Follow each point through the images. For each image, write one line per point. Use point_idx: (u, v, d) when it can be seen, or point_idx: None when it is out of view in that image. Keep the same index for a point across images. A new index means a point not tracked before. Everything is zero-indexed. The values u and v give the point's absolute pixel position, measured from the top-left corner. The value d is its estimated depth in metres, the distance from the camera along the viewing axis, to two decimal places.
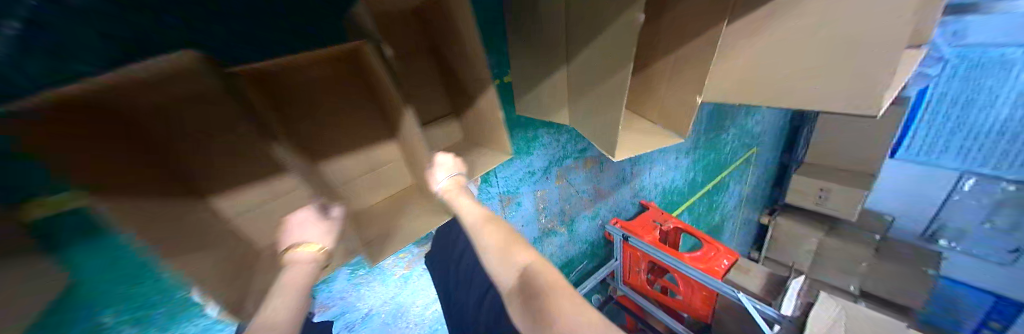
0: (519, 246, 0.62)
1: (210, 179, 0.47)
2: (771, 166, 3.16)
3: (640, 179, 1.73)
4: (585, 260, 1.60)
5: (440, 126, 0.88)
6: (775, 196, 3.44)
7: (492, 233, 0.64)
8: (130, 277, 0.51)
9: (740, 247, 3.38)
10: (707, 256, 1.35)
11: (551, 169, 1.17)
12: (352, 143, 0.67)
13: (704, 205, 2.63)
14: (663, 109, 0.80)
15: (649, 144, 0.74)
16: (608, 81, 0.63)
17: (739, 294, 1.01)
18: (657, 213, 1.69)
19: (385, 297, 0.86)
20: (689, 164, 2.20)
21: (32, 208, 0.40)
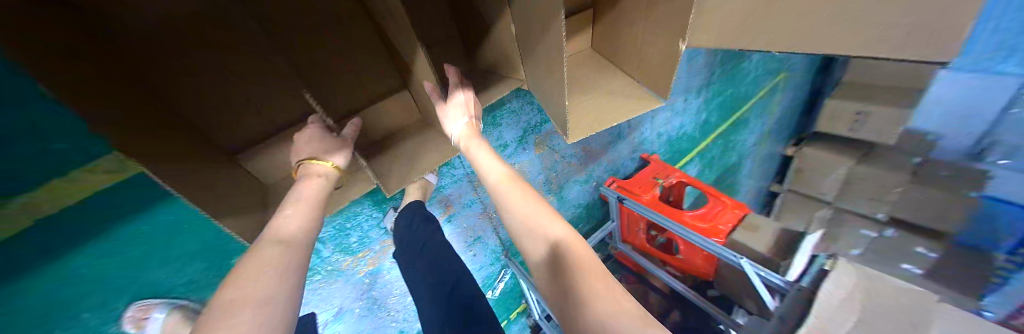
0: (544, 215, 0.54)
1: (227, 131, 0.50)
2: (801, 93, 2.80)
3: (641, 131, 1.54)
4: (580, 223, 1.53)
5: (447, 50, 0.64)
6: (802, 126, 3.12)
7: (516, 194, 0.57)
8: (48, 324, 0.50)
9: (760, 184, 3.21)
10: (711, 213, 1.24)
11: (527, 138, 1.01)
12: (366, 86, 0.60)
13: (718, 147, 2.42)
14: (633, 59, 0.58)
15: (618, 110, 0.55)
16: (541, 42, 0.44)
17: (742, 260, 0.96)
18: (660, 168, 1.52)
19: (354, 293, 0.85)
20: (701, 104, 1.93)
21: None
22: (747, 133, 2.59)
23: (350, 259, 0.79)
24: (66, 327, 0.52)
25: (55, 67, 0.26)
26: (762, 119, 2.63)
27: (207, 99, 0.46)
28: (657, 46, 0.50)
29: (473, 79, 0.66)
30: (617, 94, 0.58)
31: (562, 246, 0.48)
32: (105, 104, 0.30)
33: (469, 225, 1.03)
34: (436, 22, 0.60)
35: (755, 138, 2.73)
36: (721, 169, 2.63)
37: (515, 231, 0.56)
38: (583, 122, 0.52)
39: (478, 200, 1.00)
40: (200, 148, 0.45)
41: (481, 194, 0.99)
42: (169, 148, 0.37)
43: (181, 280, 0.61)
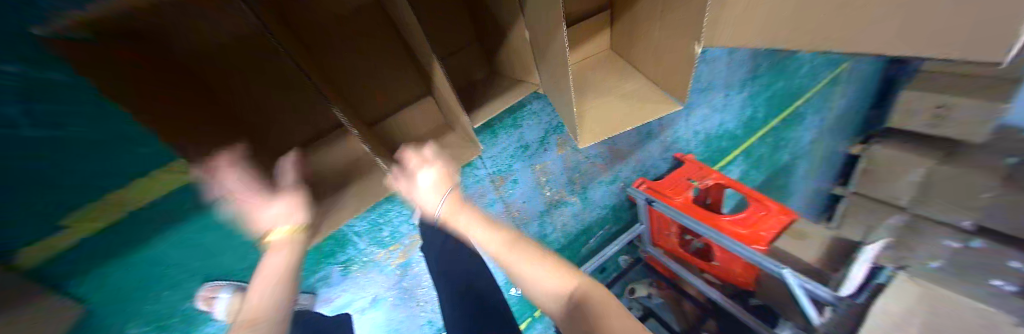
0: (553, 268, 0.52)
1: (279, 137, 0.58)
2: (869, 84, 2.47)
3: (674, 130, 1.47)
4: (606, 225, 1.50)
5: (466, 55, 0.67)
6: (871, 121, 2.74)
7: (519, 254, 0.55)
8: (139, 299, 0.61)
9: (818, 187, 2.87)
10: (751, 218, 1.15)
11: (549, 139, 1.02)
12: (394, 94, 0.65)
13: (766, 146, 2.21)
14: (649, 53, 0.57)
15: (635, 111, 0.54)
16: (551, 47, 0.45)
17: (786, 270, 0.87)
18: (695, 169, 1.44)
19: (387, 283, 0.92)
20: (745, 98, 1.79)
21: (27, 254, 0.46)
22: (801, 130, 2.34)
23: (383, 252, 0.86)
24: (151, 303, 0.63)
25: (128, 87, 0.32)
26: (820, 114, 2.35)
27: (262, 109, 0.54)
28: (672, 44, 0.49)
29: (490, 82, 0.69)
30: (633, 95, 0.57)
31: (576, 294, 0.46)
32: (170, 116, 0.37)
33: (493, 222, 1.07)
34: (456, 30, 0.63)
35: (811, 135, 2.45)
36: (770, 169, 2.40)
37: (528, 285, 0.53)
38: (598, 126, 0.53)
39: (500, 199, 1.03)
40: (251, 147, 0.52)
41: (503, 193, 1.02)
42: (222, 149, 0.44)
43: (244, 265, 0.70)
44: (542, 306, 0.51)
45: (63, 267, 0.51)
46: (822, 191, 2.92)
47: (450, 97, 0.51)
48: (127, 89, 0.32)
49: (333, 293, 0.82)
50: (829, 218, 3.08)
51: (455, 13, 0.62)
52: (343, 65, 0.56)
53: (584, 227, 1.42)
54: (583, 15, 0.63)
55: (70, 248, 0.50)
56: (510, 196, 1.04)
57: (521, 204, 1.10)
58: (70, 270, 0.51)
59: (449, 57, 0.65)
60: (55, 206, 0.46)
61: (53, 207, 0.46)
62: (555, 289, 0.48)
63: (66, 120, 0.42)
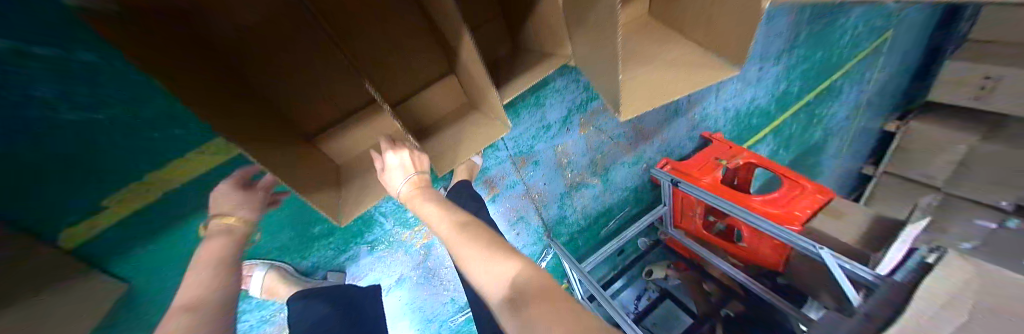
0: (502, 258, 0.49)
1: (309, 122, 0.58)
2: (919, 52, 2.25)
3: (702, 107, 1.39)
4: (627, 207, 1.47)
5: (489, 30, 0.63)
6: (916, 95, 2.53)
7: (471, 245, 0.52)
8: (179, 276, 0.63)
9: (850, 166, 2.71)
10: (786, 199, 1.09)
11: (572, 118, 0.98)
12: (417, 76, 0.63)
13: (798, 123, 2.08)
14: (697, 15, 0.52)
15: (679, 79, 0.50)
16: (596, 11, 0.41)
17: (824, 250, 0.85)
18: (723, 148, 1.37)
19: (411, 263, 0.94)
20: (781, 72, 1.66)
21: (73, 234, 0.47)
22: (838, 106, 2.18)
23: (407, 232, 0.87)
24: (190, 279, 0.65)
25: (166, 67, 0.31)
26: (860, 87, 2.18)
27: (291, 96, 0.53)
28: (726, 3, 0.44)
29: (515, 58, 0.65)
30: (674, 64, 0.53)
31: (519, 286, 0.44)
32: (210, 97, 0.36)
33: (514, 204, 1.06)
34: (482, 0, 0.59)
35: (848, 110, 2.29)
36: (800, 148, 2.27)
37: (474, 276, 0.50)
38: (637, 96, 0.49)
39: (521, 181, 1.01)
40: (282, 130, 0.52)
41: (525, 174, 1.00)
42: (258, 131, 0.44)
43: (274, 244, 0.68)
44: (487, 299, 0.48)
45: (110, 237, 0.51)
46: (854, 170, 2.77)
47: (480, 72, 0.48)
48: (167, 70, 0.31)
49: (361, 272, 0.84)
50: (859, 199, 2.93)
51: None
52: (368, 48, 0.54)
53: (604, 209, 1.40)
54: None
55: (112, 230, 0.51)
56: (531, 178, 1.02)
57: (542, 186, 1.08)
58: (109, 249, 0.52)
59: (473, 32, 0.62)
60: (92, 191, 0.46)
61: (94, 190, 0.47)
62: (501, 279, 0.46)
63: (106, 104, 0.42)
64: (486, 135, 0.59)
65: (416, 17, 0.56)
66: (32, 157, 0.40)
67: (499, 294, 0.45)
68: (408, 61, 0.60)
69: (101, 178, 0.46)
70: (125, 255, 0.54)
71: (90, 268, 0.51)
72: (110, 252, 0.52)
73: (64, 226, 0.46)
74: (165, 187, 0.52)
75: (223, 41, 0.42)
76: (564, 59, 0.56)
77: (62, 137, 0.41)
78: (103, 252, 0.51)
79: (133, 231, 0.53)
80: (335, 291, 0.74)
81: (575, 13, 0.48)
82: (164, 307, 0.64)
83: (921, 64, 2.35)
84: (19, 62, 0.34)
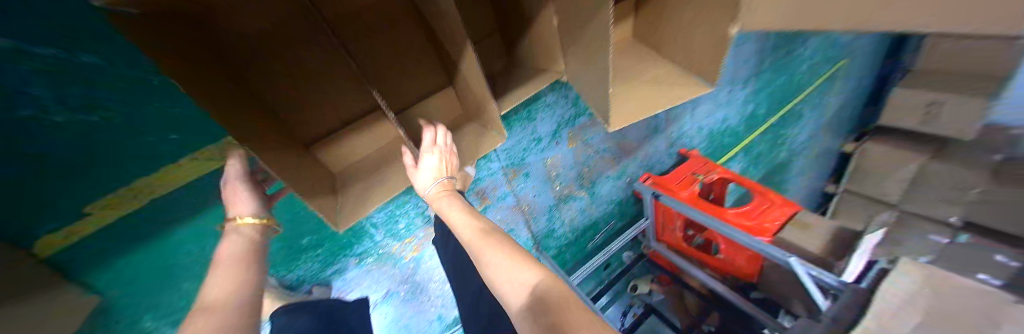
0: (525, 263, 0.52)
1: (310, 129, 0.58)
2: (865, 82, 2.53)
3: (680, 125, 1.49)
4: (613, 220, 1.52)
5: (486, 46, 0.67)
6: (865, 119, 2.81)
7: (495, 248, 0.55)
8: (160, 289, 0.59)
9: (814, 183, 2.92)
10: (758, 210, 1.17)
11: (561, 132, 1.03)
12: (416, 88, 0.65)
13: (765, 142, 2.24)
14: (675, 36, 0.58)
15: (661, 95, 0.55)
16: (588, 31, 0.46)
17: (791, 258, 0.92)
18: (700, 163, 1.46)
19: (399, 277, 0.91)
20: (749, 95, 1.81)
21: (48, 241, 0.45)
22: (799, 128, 2.38)
23: (398, 244, 0.86)
24: (170, 293, 0.61)
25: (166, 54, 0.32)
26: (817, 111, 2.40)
27: (294, 103, 0.54)
28: (702, 30, 0.50)
29: (511, 73, 0.69)
30: (656, 82, 0.58)
31: (543, 291, 0.46)
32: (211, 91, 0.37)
33: (505, 216, 1.08)
34: (479, 19, 0.63)
35: (808, 132, 2.50)
36: (769, 165, 2.44)
37: (495, 276, 0.53)
38: (625, 111, 0.54)
39: (512, 192, 1.03)
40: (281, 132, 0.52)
41: (515, 186, 1.02)
42: (258, 132, 0.44)
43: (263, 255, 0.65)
44: (506, 302, 0.50)
45: (92, 243, 0.48)
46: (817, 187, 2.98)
47: (480, 83, 0.51)
48: (170, 63, 0.32)
49: (348, 286, 0.82)
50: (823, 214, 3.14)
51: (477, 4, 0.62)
52: (370, 59, 0.56)
53: (591, 222, 1.43)
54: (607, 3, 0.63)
55: (93, 237, 0.48)
56: (522, 190, 1.04)
57: (532, 198, 1.11)
58: (86, 259, 0.49)
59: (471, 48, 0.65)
60: (75, 195, 0.44)
61: (78, 194, 0.44)
62: (525, 282, 0.48)
63: (101, 105, 0.41)
64: (484, 145, 0.61)
65: (418, 32, 0.59)
66: (20, 157, 0.38)
67: (523, 298, 0.47)
68: (408, 73, 0.62)
69: (88, 182, 0.44)
70: (106, 263, 0.51)
71: (64, 280, 0.47)
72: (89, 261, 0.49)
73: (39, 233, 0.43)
74: (155, 192, 0.51)
75: (230, 46, 0.44)
76: (557, 75, 0.60)
77: (51, 139, 0.40)
78: (81, 261, 0.48)
79: (119, 237, 0.50)
80: (322, 304, 0.72)
81: (567, 34, 0.52)
82: (137, 325, 0.59)
83: (867, 91, 2.63)
84: (17, 61, 0.33)
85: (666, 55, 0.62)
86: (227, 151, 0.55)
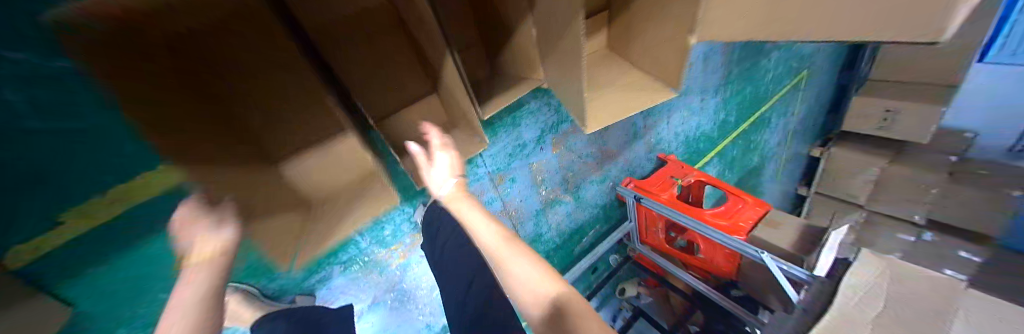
0: (545, 275, 0.55)
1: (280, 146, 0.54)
2: (826, 91, 2.73)
3: (657, 131, 1.56)
4: (598, 224, 1.56)
5: (469, 57, 0.71)
6: (829, 125, 3.02)
7: (519, 255, 0.58)
8: (134, 301, 0.57)
9: (786, 186, 3.08)
10: (732, 210, 1.23)
11: (545, 138, 1.06)
12: (400, 99, 0.68)
13: (739, 147, 2.37)
14: (643, 45, 0.62)
15: (633, 100, 0.59)
16: (563, 41, 0.49)
17: (764, 254, 0.97)
18: (677, 167, 1.54)
19: (385, 285, 0.91)
20: (720, 103, 1.93)
21: (19, 254, 0.43)
22: (769, 134, 2.53)
23: (384, 251, 0.85)
24: (145, 306, 0.59)
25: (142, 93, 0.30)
26: (785, 118, 2.57)
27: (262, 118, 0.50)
28: (665, 42, 0.55)
29: (494, 82, 0.72)
30: (628, 88, 0.63)
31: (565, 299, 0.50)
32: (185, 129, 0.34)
33: None
34: (462, 32, 0.67)
35: (778, 137, 2.66)
36: (743, 169, 2.57)
37: (513, 285, 0.56)
38: (601, 114, 0.58)
39: (498, 198, 1.05)
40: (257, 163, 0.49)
41: (501, 191, 1.05)
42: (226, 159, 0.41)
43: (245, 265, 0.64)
44: (523, 311, 0.55)
45: (68, 253, 0.47)
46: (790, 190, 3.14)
47: (463, 91, 0.54)
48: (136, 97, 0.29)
49: (332, 295, 0.81)
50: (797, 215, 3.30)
51: (460, 19, 0.65)
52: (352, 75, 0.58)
53: (576, 227, 1.47)
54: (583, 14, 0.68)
55: (70, 247, 0.47)
56: (508, 195, 1.07)
57: (518, 203, 1.13)
58: (62, 270, 0.48)
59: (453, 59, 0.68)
60: (54, 205, 0.43)
61: (59, 203, 0.44)
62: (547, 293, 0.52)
63: (78, 112, 0.41)
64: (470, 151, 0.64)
65: (401, 46, 0.62)
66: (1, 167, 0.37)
67: (541, 308, 0.51)
68: (391, 85, 0.65)
69: (69, 190, 0.44)
70: (82, 274, 0.50)
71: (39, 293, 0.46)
72: (67, 270, 0.48)
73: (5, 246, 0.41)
74: (133, 199, 0.50)
75: (214, 71, 0.41)
76: (538, 83, 0.64)
77: (33, 146, 0.39)
78: (55, 273, 0.47)
79: (100, 245, 0.49)
80: (306, 314, 0.70)
81: (545, 44, 0.56)
82: None
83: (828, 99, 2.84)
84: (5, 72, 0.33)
85: (637, 62, 0.66)
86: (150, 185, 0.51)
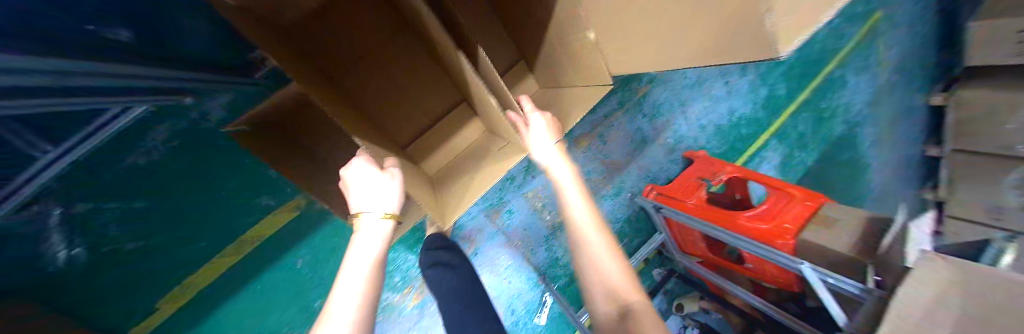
0: (626, 272, 0.42)
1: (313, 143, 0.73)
2: (927, 22, 2.11)
3: (673, 130, 1.39)
4: (625, 239, 1.41)
5: (449, 122, 0.81)
6: (951, 61, 2.26)
7: (599, 234, 0.46)
8: None
9: (912, 153, 2.33)
10: (775, 210, 1.02)
11: (534, 166, 1.13)
12: (411, 137, 0.79)
13: (811, 118, 1.90)
14: (574, 72, 0.65)
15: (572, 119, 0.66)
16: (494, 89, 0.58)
17: (804, 266, 0.79)
18: (708, 165, 1.28)
19: (407, 325, 1.00)
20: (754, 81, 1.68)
21: (171, 301, 0.76)
22: (849, 95, 2.00)
23: (398, 296, 0.97)
24: None
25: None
26: (869, 72, 2.03)
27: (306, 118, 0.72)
28: (584, 66, 0.59)
29: (488, 137, 0.79)
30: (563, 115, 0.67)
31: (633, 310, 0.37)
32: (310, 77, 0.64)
33: (501, 255, 1.13)
34: (445, 93, 0.80)
35: (868, 95, 2.07)
36: (831, 143, 2.00)
37: (583, 276, 0.45)
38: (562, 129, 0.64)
39: (499, 231, 1.11)
40: (443, 92, 0.79)
41: (501, 224, 1.11)
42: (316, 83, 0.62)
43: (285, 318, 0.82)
44: (590, 310, 0.44)
45: (184, 311, 0.77)
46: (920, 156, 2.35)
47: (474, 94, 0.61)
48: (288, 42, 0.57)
49: None
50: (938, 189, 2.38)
51: (436, 91, 0.79)
52: (383, 93, 0.74)
53: None
54: (503, 65, 0.81)
55: (191, 299, 0.78)
56: (508, 226, 1.12)
57: (523, 231, 1.15)
58: (180, 324, 0.77)
59: (433, 123, 0.80)
60: (175, 278, 0.74)
61: (176, 276, 0.74)
62: (619, 295, 0.39)
63: (158, 220, 0.70)
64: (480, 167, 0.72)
65: (427, 80, 0.77)
66: (140, 256, 0.70)
67: (612, 310, 0.39)
68: (410, 112, 0.77)
69: (174, 273, 0.74)
70: (211, 318, 0.80)
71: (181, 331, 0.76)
72: (202, 308, 0.79)
73: (153, 300, 0.74)
74: (216, 269, 0.78)
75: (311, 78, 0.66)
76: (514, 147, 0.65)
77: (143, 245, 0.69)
78: (188, 318, 0.78)
79: (206, 300, 0.79)
80: None
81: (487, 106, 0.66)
82: None
83: (936, 29, 2.17)
84: (98, 213, 0.63)
85: (576, 85, 0.67)
86: (193, 284, 0.76)
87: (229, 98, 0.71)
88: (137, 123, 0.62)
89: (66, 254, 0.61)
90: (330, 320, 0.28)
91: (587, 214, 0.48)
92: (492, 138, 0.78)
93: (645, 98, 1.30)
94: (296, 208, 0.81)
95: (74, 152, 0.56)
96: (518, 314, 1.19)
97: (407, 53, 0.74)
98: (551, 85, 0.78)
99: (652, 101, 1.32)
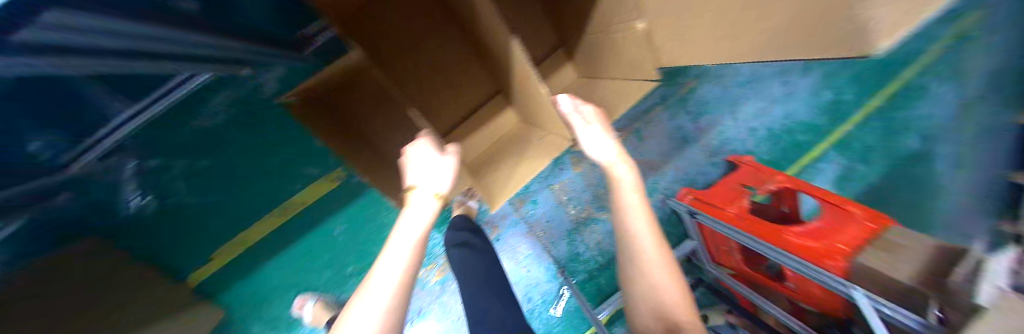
0: (676, 289, 0.40)
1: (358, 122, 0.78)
2: None
3: (719, 130, 1.27)
4: None
5: (484, 109, 0.81)
6: None
7: (653, 245, 0.41)
8: (258, 298, 0.87)
9: None
10: (832, 229, 0.90)
11: (562, 158, 1.11)
12: (447, 121, 0.80)
13: None
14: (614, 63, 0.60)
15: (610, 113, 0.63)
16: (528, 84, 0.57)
17: (855, 291, 0.70)
18: (753, 172, 1.15)
19: (427, 299, 1.05)
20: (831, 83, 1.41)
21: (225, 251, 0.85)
22: None
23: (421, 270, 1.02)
24: (268, 309, 0.88)
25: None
26: None
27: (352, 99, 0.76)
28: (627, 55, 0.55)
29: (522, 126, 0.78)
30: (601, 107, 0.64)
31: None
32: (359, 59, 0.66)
33: (522, 243, 1.14)
34: (482, 81, 0.80)
35: None
36: None
37: (626, 279, 0.44)
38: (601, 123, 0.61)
39: (521, 219, 1.12)
40: (477, 85, 0.80)
41: (524, 213, 1.11)
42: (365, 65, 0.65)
43: (319, 279, 0.89)
44: (627, 309, 0.45)
45: (235, 264, 0.85)
46: None
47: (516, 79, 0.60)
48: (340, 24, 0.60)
49: None
50: None
51: (473, 78, 0.79)
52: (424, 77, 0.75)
53: None
54: (540, 53, 0.78)
55: (239, 253, 0.85)
56: (531, 216, 1.12)
57: (545, 222, 1.14)
58: (228, 274, 0.85)
59: (468, 109, 0.81)
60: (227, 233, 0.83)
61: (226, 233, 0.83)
62: (666, 315, 0.39)
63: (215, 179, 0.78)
64: (511, 157, 0.72)
65: (465, 66, 0.78)
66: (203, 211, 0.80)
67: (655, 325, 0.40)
68: (447, 98, 0.78)
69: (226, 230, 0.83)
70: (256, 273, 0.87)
71: (232, 280, 0.85)
72: (248, 263, 0.86)
73: (211, 249, 0.84)
74: (261, 230, 0.85)
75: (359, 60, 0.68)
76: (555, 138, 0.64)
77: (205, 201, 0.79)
78: (235, 270, 0.85)
79: (250, 256, 0.86)
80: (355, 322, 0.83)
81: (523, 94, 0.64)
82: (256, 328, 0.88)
83: None
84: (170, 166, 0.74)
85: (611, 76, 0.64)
86: (241, 240, 0.84)
87: (282, 72, 0.77)
88: (197, 88, 0.70)
89: (135, 203, 0.73)
90: (366, 302, 0.29)
91: (644, 220, 0.42)
92: (526, 127, 0.77)
93: (684, 95, 1.21)
94: (337, 178, 0.85)
95: (136, 123, 0.66)
96: (534, 302, 1.20)
97: (447, 39, 0.75)
98: (589, 75, 0.74)
99: (697, 99, 1.22)
